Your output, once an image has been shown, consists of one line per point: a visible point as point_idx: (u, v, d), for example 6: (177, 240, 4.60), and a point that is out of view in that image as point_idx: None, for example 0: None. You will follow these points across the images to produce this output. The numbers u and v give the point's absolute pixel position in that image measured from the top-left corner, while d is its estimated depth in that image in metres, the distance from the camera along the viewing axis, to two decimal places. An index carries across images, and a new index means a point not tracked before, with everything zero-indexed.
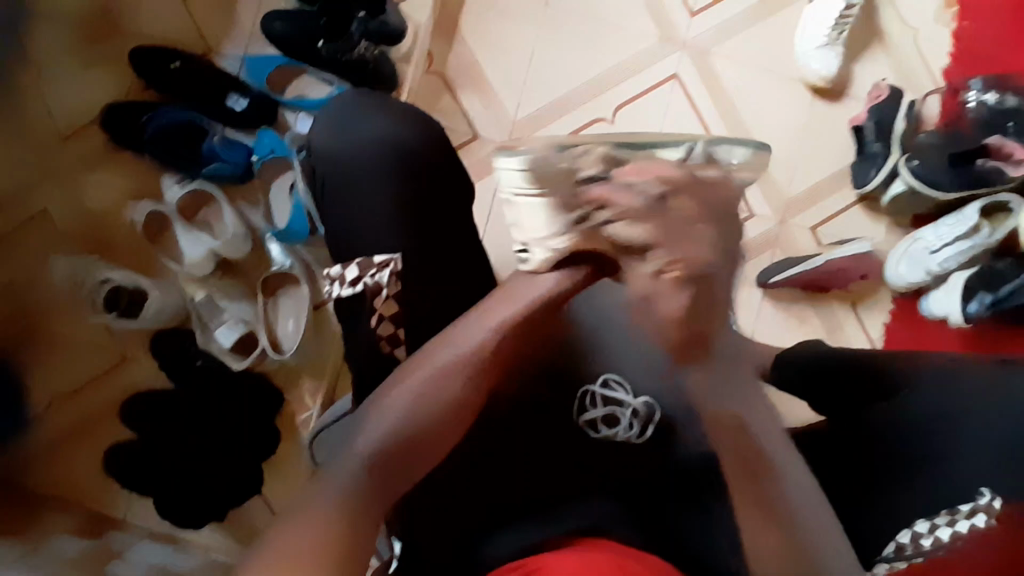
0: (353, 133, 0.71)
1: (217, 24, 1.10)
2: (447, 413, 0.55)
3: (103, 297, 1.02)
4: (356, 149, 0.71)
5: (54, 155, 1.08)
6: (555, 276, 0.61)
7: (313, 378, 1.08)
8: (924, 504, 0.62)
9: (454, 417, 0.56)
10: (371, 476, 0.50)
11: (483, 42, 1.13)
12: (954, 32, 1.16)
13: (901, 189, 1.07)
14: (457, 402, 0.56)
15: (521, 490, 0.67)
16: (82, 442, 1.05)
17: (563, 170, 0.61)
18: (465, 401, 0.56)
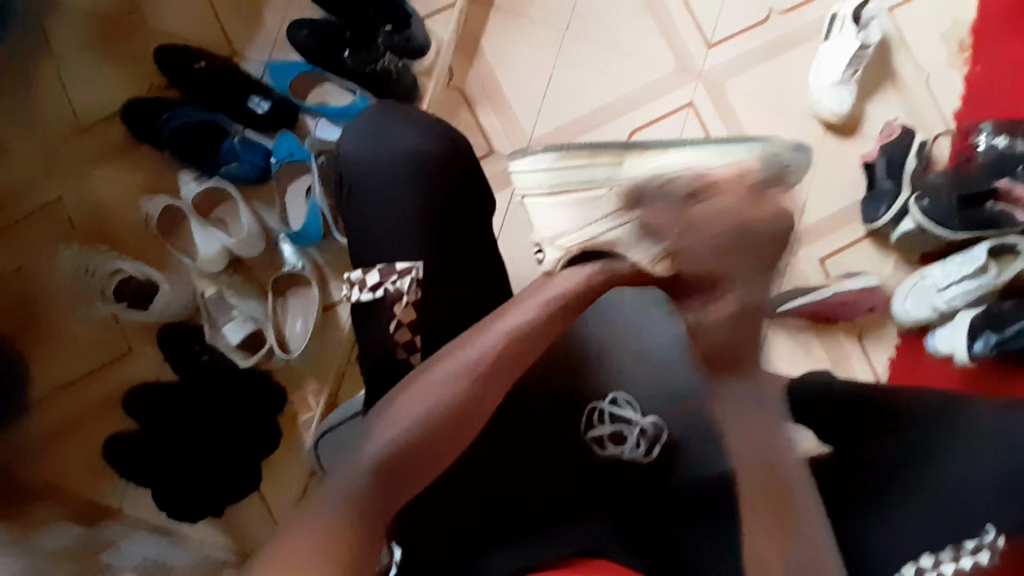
0: (382, 141, 0.72)
1: (244, 28, 1.13)
2: (454, 418, 0.54)
3: (113, 287, 1.03)
4: (382, 157, 0.71)
5: (75, 146, 1.10)
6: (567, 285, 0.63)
7: (316, 379, 1.08)
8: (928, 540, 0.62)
9: (463, 425, 0.55)
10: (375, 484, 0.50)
11: (503, 60, 1.16)
12: (965, 76, 1.18)
13: (910, 227, 1.08)
14: (465, 407, 0.55)
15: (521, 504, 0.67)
16: (82, 431, 1.05)
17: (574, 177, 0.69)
18: (473, 406, 0.55)
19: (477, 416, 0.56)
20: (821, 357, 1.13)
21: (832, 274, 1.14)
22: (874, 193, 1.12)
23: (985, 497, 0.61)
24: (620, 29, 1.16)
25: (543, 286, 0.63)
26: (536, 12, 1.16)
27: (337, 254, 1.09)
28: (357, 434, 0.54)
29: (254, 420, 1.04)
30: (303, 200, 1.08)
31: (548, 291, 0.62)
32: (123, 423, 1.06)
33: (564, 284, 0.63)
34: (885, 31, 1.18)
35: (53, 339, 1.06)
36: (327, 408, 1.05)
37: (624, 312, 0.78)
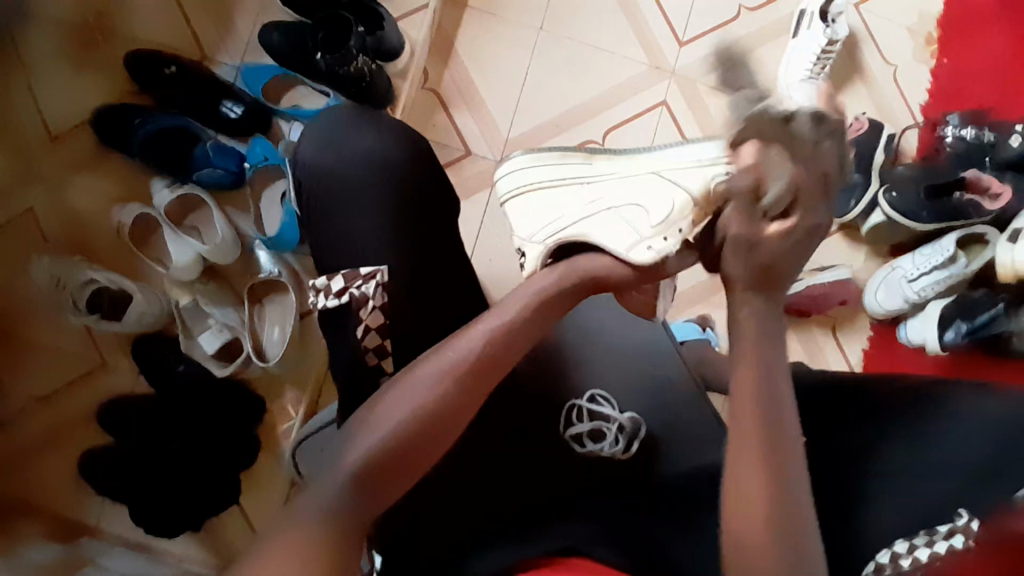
0: (341, 143, 0.72)
1: (213, 34, 1.11)
2: (440, 421, 0.54)
3: (85, 299, 1.01)
4: (342, 161, 0.71)
5: (42, 156, 1.08)
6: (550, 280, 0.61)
7: (295, 388, 1.07)
8: (901, 524, 0.61)
9: (446, 427, 0.54)
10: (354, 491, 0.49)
11: (478, 62, 1.16)
12: (933, 69, 1.21)
13: (880, 219, 1.10)
14: (449, 409, 0.54)
15: (501, 506, 0.68)
16: (56, 447, 1.04)
17: (546, 173, 0.73)
18: (456, 407, 0.55)
19: (459, 419, 0.55)
20: (796, 350, 1.15)
21: (805, 268, 1.16)
22: (845, 186, 1.12)
23: (961, 483, 0.62)
24: (593, 29, 1.17)
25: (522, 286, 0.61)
26: (510, 14, 1.16)
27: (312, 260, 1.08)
28: (338, 440, 0.54)
29: (233, 430, 1.03)
30: (278, 206, 1.06)
31: (531, 287, 0.61)
32: (98, 437, 1.04)
33: (545, 279, 0.61)
34: (853, 27, 1.20)
35: (26, 352, 1.05)
36: (307, 415, 1.04)
37: (603, 314, 0.78)
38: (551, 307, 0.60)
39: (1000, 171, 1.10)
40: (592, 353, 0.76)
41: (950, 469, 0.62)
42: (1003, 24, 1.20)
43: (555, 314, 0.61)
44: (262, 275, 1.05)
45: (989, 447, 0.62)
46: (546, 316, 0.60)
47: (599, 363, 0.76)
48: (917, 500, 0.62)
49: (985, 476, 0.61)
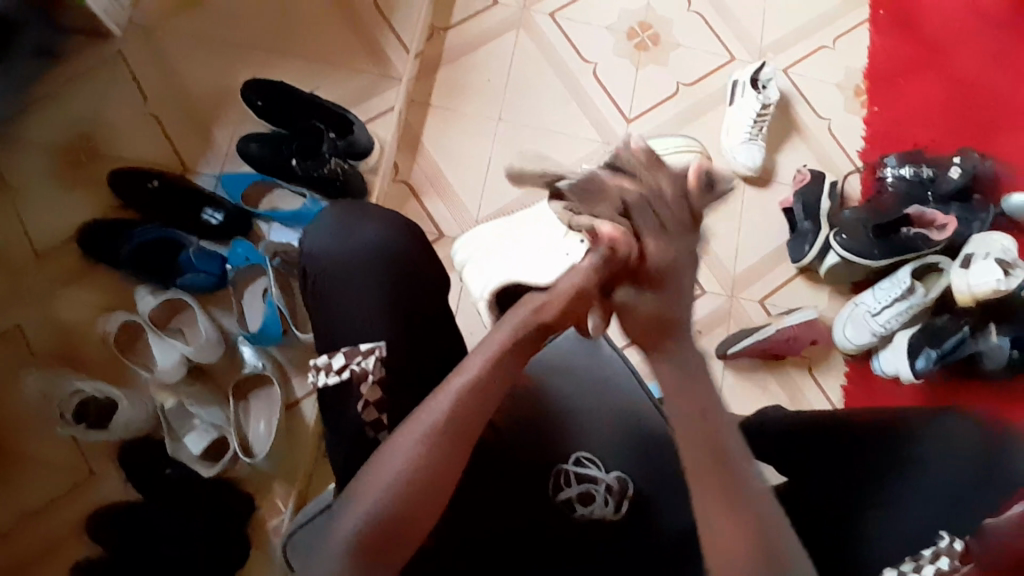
0: (345, 242, 0.74)
1: (194, 148, 1.19)
2: (426, 484, 0.57)
3: (72, 409, 1.02)
4: (348, 250, 0.74)
5: (30, 274, 1.11)
6: (509, 332, 0.65)
7: (284, 481, 1.06)
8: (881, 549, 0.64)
9: (433, 491, 0.58)
10: (355, 566, 0.55)
11: (444, 152, 1.24)
12: (865, 118, 1.31)
13: (834, 260, 1.16)
14: (434, 470, 0.58)
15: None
16: (40, 566, 1.01)
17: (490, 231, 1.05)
18: (439, 467, 0.58)
19: (446, 479, 0.59)
20: (778, 394, 1.16)
21: (774, 312, 1.20)
22: (797, 234, 1.20)
23: (942, 509, 0.64)
24: (548, 113, 1.27)
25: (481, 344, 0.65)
26: (469, 106, 1.26)
27: (297, 352, 1.10)
28: (335, 510, 0.58)
29: (224, 532, 1.01)
30: (260, 300, 1.09)
31: (489, 344, 0.64)
32: (84, 552, 1.02)
33: (497, 340, 0.65)
34: (784, 89, 1.31)
35: (4, 469, 1.04)
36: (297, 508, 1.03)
37: (577, 357, 0.79)
38: (514, 354, 0.64)
39: (945, 203, 1.18)
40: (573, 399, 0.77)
41: (934, 498, 0.64)
42: (923, 75, 1.33)
43: (521, 360, 0.65)
44: (248, 369, 1.07)
45: (964, 467, 0.64)
46: (509, 369, 0.64)
47: (589, 409, 0.77)
48: (891, 530, 0.65)
49: (963, 499, 0.63)
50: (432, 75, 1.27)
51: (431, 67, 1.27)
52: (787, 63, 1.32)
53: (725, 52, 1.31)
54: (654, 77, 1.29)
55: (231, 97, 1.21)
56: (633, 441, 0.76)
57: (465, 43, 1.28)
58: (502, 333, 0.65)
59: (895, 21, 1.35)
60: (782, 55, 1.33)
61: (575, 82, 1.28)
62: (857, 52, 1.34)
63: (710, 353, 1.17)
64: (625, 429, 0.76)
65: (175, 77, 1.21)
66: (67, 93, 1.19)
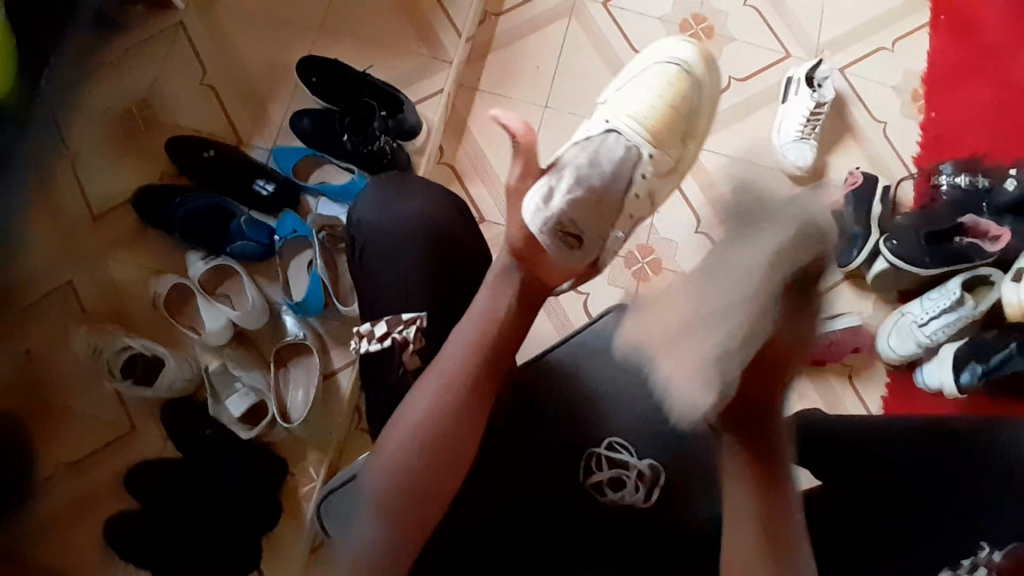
0: (394, 214, 0.76)
1: (248, 120, 1.22)
2: (447, 430, 0.60)
3: (120, 364, 1.06)
4: (392, 222, 0.75)
5: (87, 234, 1.16)
6: (497, 279, 0.66)
7: (318, 450, 1.09)
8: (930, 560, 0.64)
9: (453, 443, 0.60)
10: (393, 513, 0.59)
11: (489, 136, 1.24)
12: (922, 123, 1.27)
13: (884, 266, 1.13)
14: (453, 416, 0.60)
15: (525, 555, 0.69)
16: (86, 512, 1.06)
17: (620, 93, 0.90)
18: (458, 412, 0.60)
19: (465, 432, 0.61)
20: (813, 399, 1.15)
21: None
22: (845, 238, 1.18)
23: None
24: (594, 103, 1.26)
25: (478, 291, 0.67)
26: (516, 92, 1.26)
27: (336, 324, 1.13)
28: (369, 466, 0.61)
29: (259, 494, 1.04)
30: (305, 272, 1.12)
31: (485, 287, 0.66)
32: (125, 503, 1.06)
33: (489, 285, 0.66)
34: (840, 89, 1.28)
35: (52, 418, 1.09)
36: (329, 475, 1.06)
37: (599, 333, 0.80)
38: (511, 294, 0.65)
39: (999, 216, 1.13)
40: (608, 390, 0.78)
41: (957, 498, 0.65)
42: (986, 82, 1.28)
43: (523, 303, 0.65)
44: (289, 338, 1.09)
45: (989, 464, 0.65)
46: (512, 312, 0.64)
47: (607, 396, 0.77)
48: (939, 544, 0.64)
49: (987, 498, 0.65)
50: (482, 59, 1.27)
51: (481, 51, 1.27)
52: (844, 63, 1.29)
53: (780, 49, 1.29)
54: None
55: (285, 73, 1.24)
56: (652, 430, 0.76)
57: (515, 29, 1.28)
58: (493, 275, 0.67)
59: (960, 24, 1.30)
60: (840, 54, 1.29)
61: None
62: (918, 55, 1.29)
63: None
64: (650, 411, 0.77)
65: (232, 51, 1.24)
66: (129, 61, 1.23)
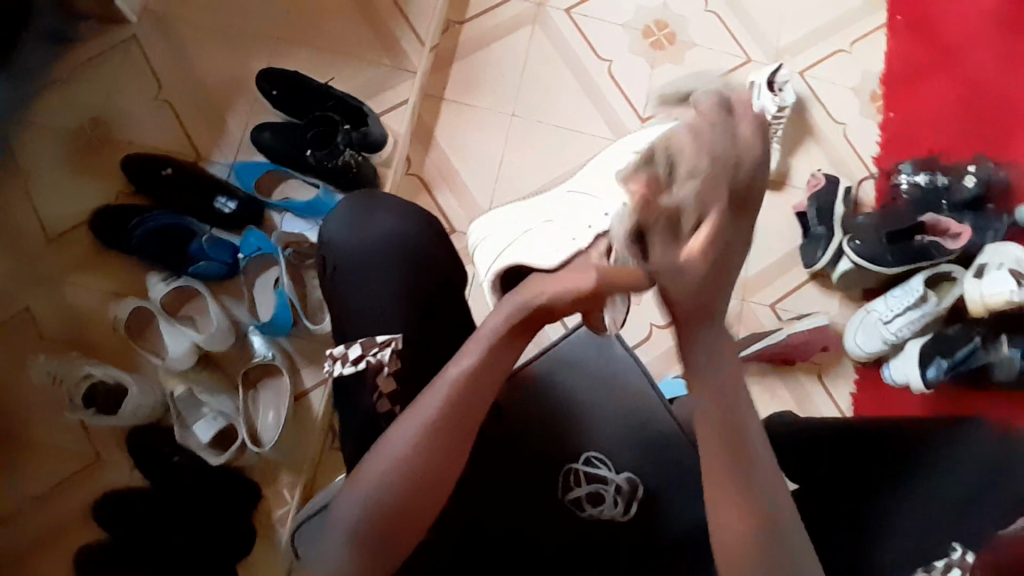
0: (363, 234, 0.74)
1: (208, 136, 1.19)
2: (425, 473, 0.56)
3: (81, 393, 1.02)
4: (364, 237, 0.74)
5: (41, 259, 1.12)
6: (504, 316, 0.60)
7: (291, 471, 1.06)
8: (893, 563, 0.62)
9: (426, 486, 0.56)
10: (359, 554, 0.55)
11: (457, 145, 1.23)
12: (880, 123, 1.30)
13: (848, 266, 1.15)
14: (432, 460, 0.56)
15: None
16: (47, 551, 1.01)
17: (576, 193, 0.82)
18: (440, 456, 0.57)
19: (440, 476, 0.57)
20: (785, 399, 1.16)
21: (785, 317, 1.19)
22: (810, 238, 1.20)
23: (953, 513, 0.62)
24: (561, 109, 1.26)
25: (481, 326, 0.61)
26: (484, 100, 1.25)
27: (307, 341, 1.11)
28: (337, 500, 0.58)
29: (232, 519, 1.02)
30: (272, 291, 1.10)
31: (491, 324, 0.60)
32: (89, 537, 1.02)
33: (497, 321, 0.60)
34: (801, 92, 1.30)
35: (11, 451, 1.04)
36: (304, 497, 1.04)
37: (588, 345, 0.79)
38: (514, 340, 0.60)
39: (959, 212, 1.17)
40: (582, 394, 0.77)
41: (940, 504, 0.62)
42: (940, 81, 1.31)
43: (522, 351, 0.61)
44: (257, 359, 1.06)
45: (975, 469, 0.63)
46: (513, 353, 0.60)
47: (590, 404, 0.77)
48: (910, 547, 0.62)
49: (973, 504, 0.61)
50: (447, 68, 1.26)
51: (446, 61, 1.27)
52: (804, 66, 1.31)
53: (742, 54, 1.31)
54: (670, 75, 1.29)
55: (246, 87, 1.21)
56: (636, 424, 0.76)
57: (479, 37, 1.28)
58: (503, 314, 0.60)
59: (913, 26, 1.34)
60: (799, 57, 1.32)
61: (591, 80, 1.28)
62: (873, 57, 1.33)
63: None
64: (634, 414, 0.77)
65: (191, 67, 1.21)
66: (81, 78, 1.19)
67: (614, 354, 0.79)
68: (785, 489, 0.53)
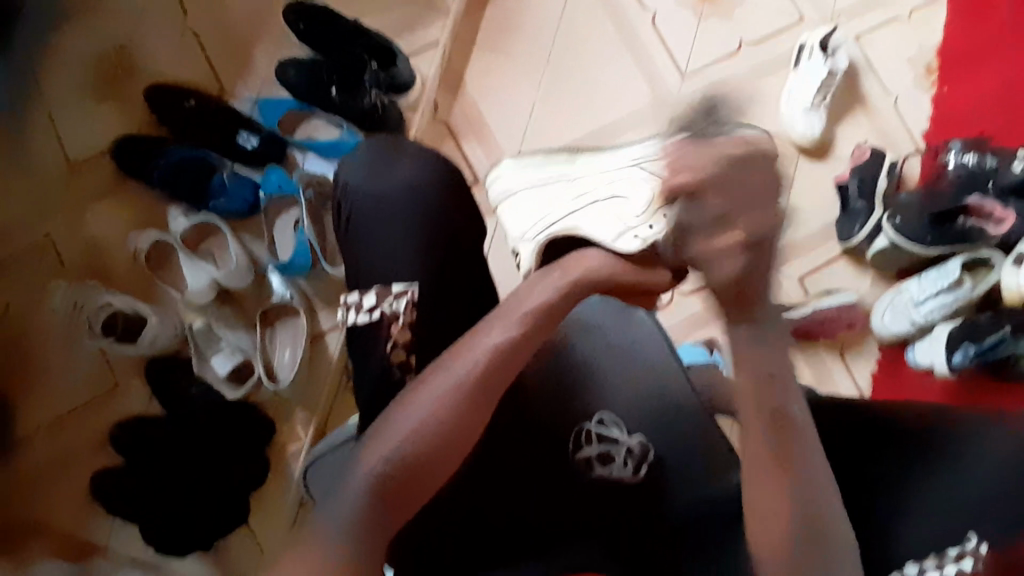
0: (382, 180, 0.73)
1: (233, 68, 1.16)
2: (446, 439, 0.53)
3: (101, 321, 1.04)
4: (378, 184, 0.72)
5: (64, 185, 1.11)
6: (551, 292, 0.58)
7: (305, 410, 1.08)
8: (897, 548, 0.59)
9: (442, 456, 0.53)
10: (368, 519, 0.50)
11: (486, 93, 1.19)
12: (933, 97, 1.23)
13: (884, 244, 1.11)
14: (456, 426, 0.53)
15: (506, 512, 0.69)
16: (67, 471, 1.05)
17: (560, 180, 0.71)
18: (463, 424, 0.53)
19: (456, 450, 0.54)
20: (804, 374, 1.15)
21: (812, 292, 1.16)
22: (848, 212, 1.16)
23: (980, 504, 0.58)
24: (597, 61, 1.21)
25: (522, 297, 0.58)
26: (519, 47, 1.20)
27: (324, 285, 1.10)
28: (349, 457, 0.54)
29: (245, 453, 1.04)
30: (291, 233, 1.09)
31: (531, 298, 0.57)
32: (107, 460, 1.05)
33: (538, 296, 0.57)
34: (853, 57, 1.23)
35: (34, 372, 1.07)
36: (316, 437, 1.06)
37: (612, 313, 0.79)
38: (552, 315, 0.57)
39: (1005, 196, 1.08)
40: (604, 360, 0.77)
41: (966, 493, 0.58)
42: (1007, 52, 1.22)
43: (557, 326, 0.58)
44: (275, 298, 1.06)
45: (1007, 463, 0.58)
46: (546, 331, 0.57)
47: (613, 368, 0.76)
48: (921, 531, 0.59)
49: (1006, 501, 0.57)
50: (482, 10, 1.21)
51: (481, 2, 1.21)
52: (860, 29, 1.24)
53: (795, 12, 1.23)
54: (715, 31, 1.22)
55: (273, 19, 1.17)
56: (658, 395, 0.76)
57: None
58: (545, 289, 0.58)
59: None
60: (856, 19, 1.24)
61: (632, 31, 1.21)
62: (934, 23, 1.24)
63: None
64: (653, 387, 0.76)
65: None
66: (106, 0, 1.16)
67: (636, 322, 0.80)
68: (814, 471, 0.53)
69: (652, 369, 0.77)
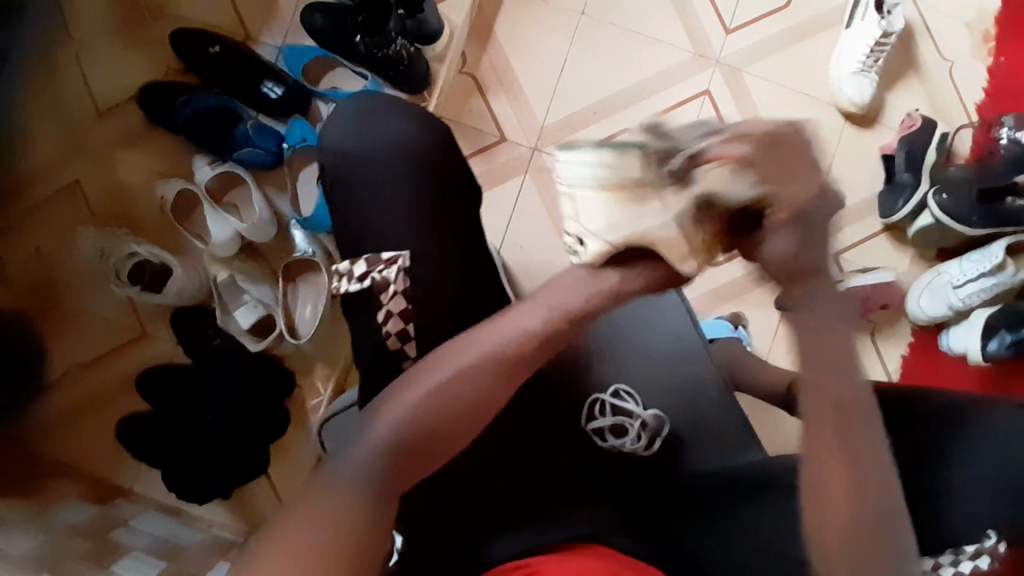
0: (363, 136, 0.71)
1: (259, 12, 1.13)
2: (461, 413, 0.52)
3: (128, 270, 1.04)
4: (366, 139, 0.71)
5: (90, 129, 1.10)
6: (612, 272, 0.50)
7: (326, 366, 1.10)
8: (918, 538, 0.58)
9: (446, 432, 0.51)
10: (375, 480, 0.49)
11: (517, 45, 1.15)
12: (990, 67, 1.15)
13: (928, 222, 1.06)
14: (474, 402, 0.52)
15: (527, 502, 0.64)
16: (96, 413, 1.08)
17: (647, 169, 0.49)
18: (482, 404, 0.52)
19: (470, 426, 0.53)
20: None
21: (848, 269, 1.12)
22: (893, 186, 1.10)
23: (1003, 500, 0.57)
24: (635, 13, 1.15)
25: (561, 278, 0.52)
26: None
27: None
28: (365, 416, 0.53)
29: (267, 405, 1.06)
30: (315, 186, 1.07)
31: (574, 282, 0.51)
32: (135, 403, 1.08)
33: (574, 279, 0.51)
34: (909, 18, 1.15)
35: (66, 315, 1.08)
36: (335, 393, 1.07)
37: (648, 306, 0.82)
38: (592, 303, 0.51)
39: None
40: (636, 334, 0.80)
41: (988, 489, 0.58)
42: None
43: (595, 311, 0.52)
44: (298, 253, 1.06)
45: None
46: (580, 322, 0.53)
47: (643, 342, 0.80)
48: (940, 527, 0.59)
49: None
50: None
51: None
52: None
53: None
54: None
55: None
56: (693, 379, 0.80)
57: None
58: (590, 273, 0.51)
59: None
60: None
61: None
62: None
63: (769, 301, 1.12)
64: (676, 371, 0.81)
65: None
66: None
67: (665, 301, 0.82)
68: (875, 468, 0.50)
69: (682, 344, 0.81)
